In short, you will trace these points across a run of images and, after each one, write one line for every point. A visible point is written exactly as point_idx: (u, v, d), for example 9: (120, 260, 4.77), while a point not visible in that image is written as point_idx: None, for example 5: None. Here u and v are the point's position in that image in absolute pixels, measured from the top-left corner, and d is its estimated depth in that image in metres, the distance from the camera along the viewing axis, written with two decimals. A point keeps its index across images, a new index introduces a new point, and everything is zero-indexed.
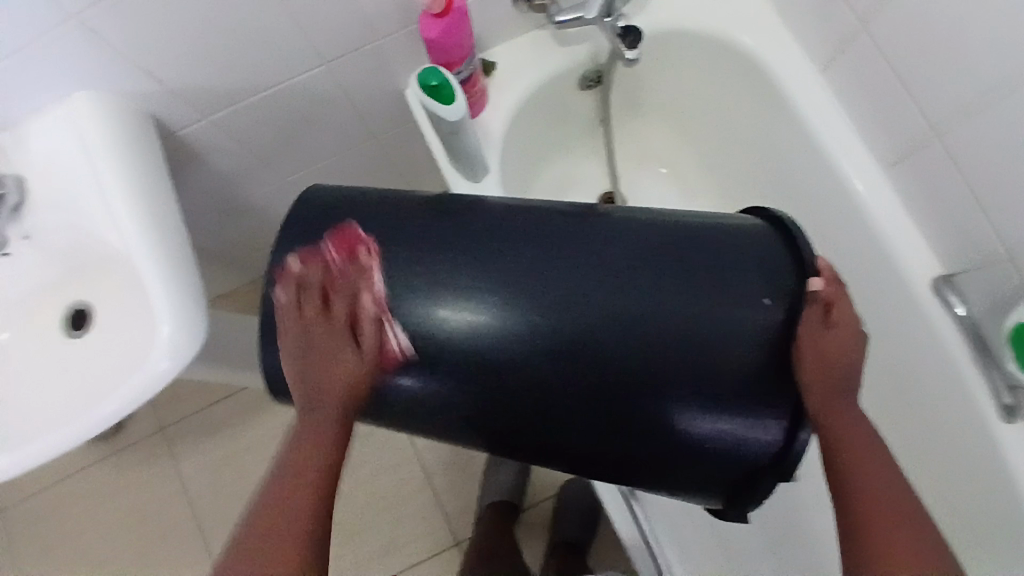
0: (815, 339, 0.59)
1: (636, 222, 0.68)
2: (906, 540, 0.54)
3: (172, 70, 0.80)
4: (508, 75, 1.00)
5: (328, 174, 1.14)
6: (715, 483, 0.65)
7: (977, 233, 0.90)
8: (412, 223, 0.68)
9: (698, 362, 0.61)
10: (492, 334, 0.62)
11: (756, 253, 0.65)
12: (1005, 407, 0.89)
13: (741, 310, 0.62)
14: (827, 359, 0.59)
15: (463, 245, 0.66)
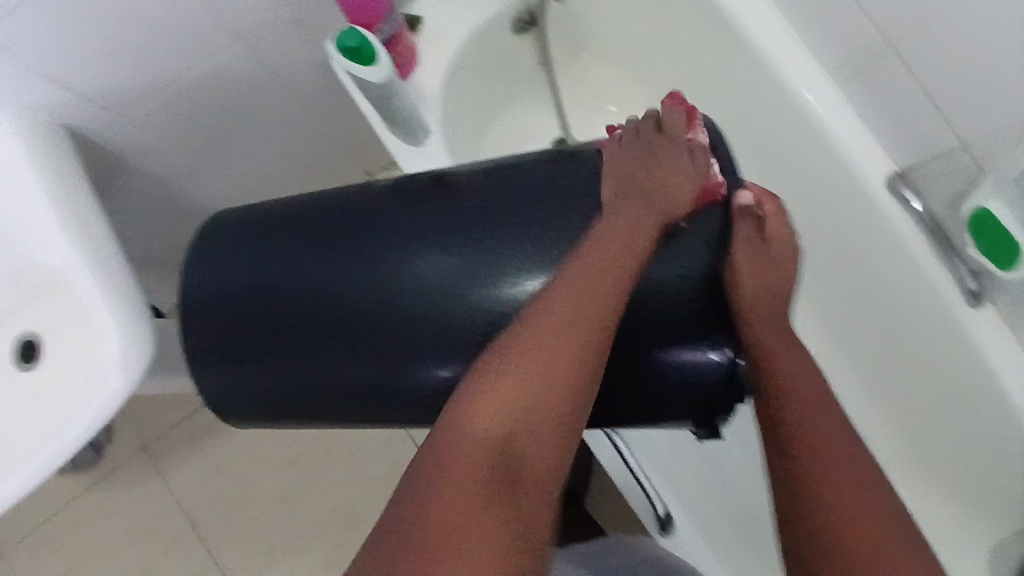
0: (745, 257, 0.66)
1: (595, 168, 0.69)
2: (853, 484, 0.56)
3: (81, 75, 0.77)
4: (437, 28, 0.96)
5: (271, 158, 1.12)
6: (685, 412, 0.69)
7: (928, 124, 0.89)
8: (363, 207, 0.71)
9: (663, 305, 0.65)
10: None
11: (688, 172, 0.68)
12: (970, 292, 0.92)
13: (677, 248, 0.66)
14: (758, 276, 0.66)
15: (442, 223, 0.68)
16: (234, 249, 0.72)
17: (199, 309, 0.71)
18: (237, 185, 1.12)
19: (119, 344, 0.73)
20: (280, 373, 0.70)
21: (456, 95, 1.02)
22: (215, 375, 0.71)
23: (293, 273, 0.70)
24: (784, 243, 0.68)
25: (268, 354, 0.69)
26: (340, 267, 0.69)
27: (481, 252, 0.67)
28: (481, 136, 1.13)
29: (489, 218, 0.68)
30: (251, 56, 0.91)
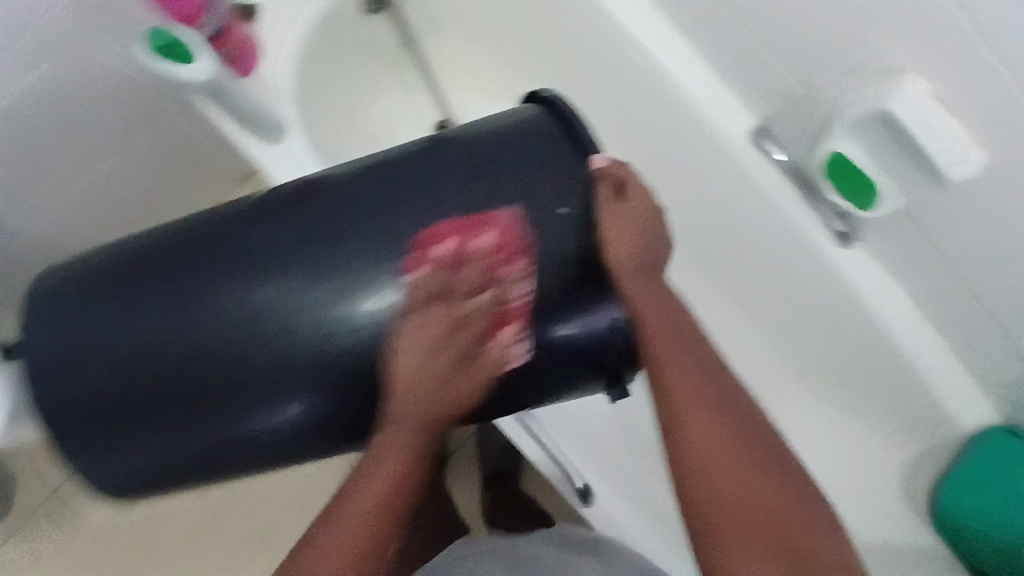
0: (613, 224, 0.64)
1: (442, 153, 0.67)
2: (723, 411, 0.56)
3: None
4: (277, 13, 0.90)
5: (127, 171, 1.04)
6: (585, 373, 0.71)
7: (778, 75, 0.91)
8: (211, 234, 0.67)
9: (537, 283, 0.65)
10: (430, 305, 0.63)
11: (540, 147, 0.67)
12: (838, 234, 0.97)
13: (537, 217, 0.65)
14: (626, 239, 0.64)
15: (292, 244, 0.65)
16: (80, 304, 0.66)
17: (46, 378, 0.65)
18: (89, 207, 1.03)
19: None
20: (166, 434, 0.65)
21: (312, 83, 0.97)
22: (95, 458, 0.67)
23: (153, 322, 0.64)
24: (640, 195, 0.66)
25: (147, 415, 0.64)
26: (202, 306, 0.64)
27: (354, 262, 0.63)
28: (353, 125, 1.09)
29: (356, 224, 0.64)
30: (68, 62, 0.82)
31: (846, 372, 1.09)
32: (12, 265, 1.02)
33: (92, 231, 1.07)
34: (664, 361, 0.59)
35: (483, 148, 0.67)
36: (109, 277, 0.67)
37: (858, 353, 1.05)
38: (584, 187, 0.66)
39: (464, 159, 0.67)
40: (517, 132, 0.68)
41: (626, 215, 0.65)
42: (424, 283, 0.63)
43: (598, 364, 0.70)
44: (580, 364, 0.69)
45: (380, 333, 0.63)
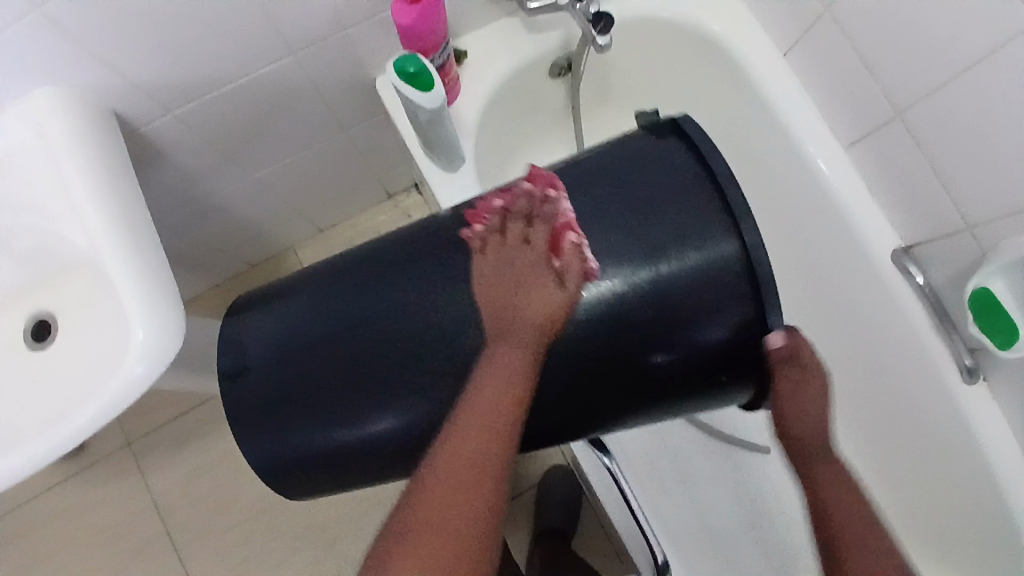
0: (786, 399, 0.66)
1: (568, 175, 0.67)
2: None
3: (135, 64, 0.79)
4: (479, 61, 1.01)
5: (300, 170, 1.15)
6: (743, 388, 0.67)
7: (936, 207, 0.94)
8: (339, 270, 0.73)
9: (680, 315, 0.62)
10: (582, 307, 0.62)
11: (684, 166, 0.64)
12: (967, 369, 0.96)
13: (681, 254, 0.61)
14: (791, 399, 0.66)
15: (411, 268, 0.67)
16: (252, 329, 0.74)
17: (235, 391, 0.73)
18: (257, 193, 1.15)
19: (145, 331, 0.72)
20: (305, 435, 0.69)
21: (488, 127, 1.07)
22: (256, 450, 0.72)
23: (318, 332, 0.69)
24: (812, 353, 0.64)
25: (293, 415, 0.69)
26: (330, 313, 0.69)
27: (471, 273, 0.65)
28: (504, 171, 1.18)
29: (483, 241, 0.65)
30: (298, 70, 0.93)
31: (939, 510, 1.06)
32: (182, 237, 1.14)
33: (250, 212, 1.19)
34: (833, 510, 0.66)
35: (617, 175, 0.65)
36: (264, 307, 0.75)
37: (958, 493, 1.02)
38: (720, 225, 0.62)
39: (598, 183, 0.65)
40: (654, 156, 0.65)
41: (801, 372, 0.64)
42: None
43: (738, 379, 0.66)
44: (711, 379, 0.65)
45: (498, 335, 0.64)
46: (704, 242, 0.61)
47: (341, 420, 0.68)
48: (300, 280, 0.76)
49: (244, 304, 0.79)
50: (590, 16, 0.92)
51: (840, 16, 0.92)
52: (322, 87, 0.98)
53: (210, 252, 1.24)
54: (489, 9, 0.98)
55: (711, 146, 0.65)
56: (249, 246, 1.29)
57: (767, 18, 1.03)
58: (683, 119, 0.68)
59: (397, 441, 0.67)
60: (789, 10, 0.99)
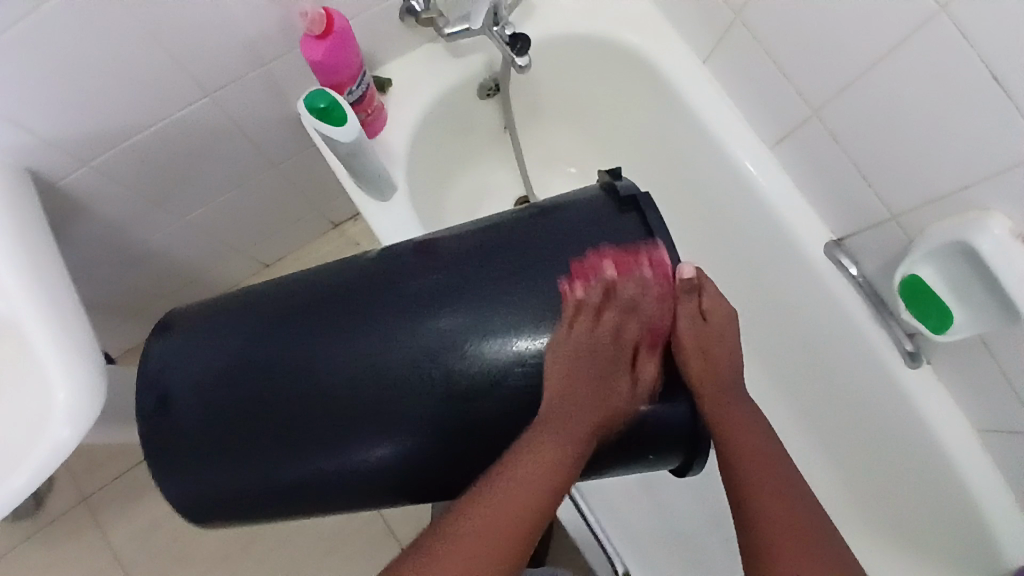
0: (708, 341, 0.66)
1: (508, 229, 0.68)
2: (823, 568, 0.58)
3: (44, 119, 0.77)
4: (404, 89, 1.01)
5: (233, 209, 1.13)
6: (665, 453, 0.68)
7: (860, 200, 0.96)
8: (262, 304, 0.70)
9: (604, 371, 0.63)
10: (506, 366, 0.62)
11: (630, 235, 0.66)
12: (907, 354, 0.98)
13: None
14: (707, 341, 0.66)
15: (342, 314, 0.65)
16: (162, 360, 0.69)
17: (146, 416, 0.67)
18: (191, 235, 1.12)
19: (66, 394, 0.70)
20: (230, 473, 0.65)
21: (420, 152, 1.07)
22: (170, 488, 0.67)
23: (234, 370, 0.66)
24: (719, 308, 0.67)
25: (215, 460, 0.65)
26: (259, 359, 0.66)
27: (416, 320, 0.63)
28: (442, 194, 1.18)
29: (432, 289, 0.64)
30: (219, 111, 0.92)
31: (895, 495, 1.07)
32: (113, 286, 1.11)
33: (186, 256, 1.16)
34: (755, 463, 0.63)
35: (556, 234, 0.66)
36: (171, 341, 0.70)
37: (910, 475, 1.04)
38: None
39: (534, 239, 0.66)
40: (596, 221, 0.67)
41: (707, 321, 0.66)
42: (488, 344, 0.62)
43: (677, 442, 0.67)
44: (643, 442, 0.66)
45: (448, 389, 0.62)
46: None
47: (253, 465, 0.65)
48: (217, 306, 0.72)
49: (171, 322, 0.72)
50: (506, 39, 0.92)
51: (749, 20, 0.94)
52: (246, 125, 0.97)
53: (150, 297, 1.21)
54: (408, 36, 0.98)
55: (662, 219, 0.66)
56: (191, 288, 1.27)
57: (684, 25, 1.05)
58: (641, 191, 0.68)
59: (330, 483, 0.65)
60: (703, 16, 1.01)
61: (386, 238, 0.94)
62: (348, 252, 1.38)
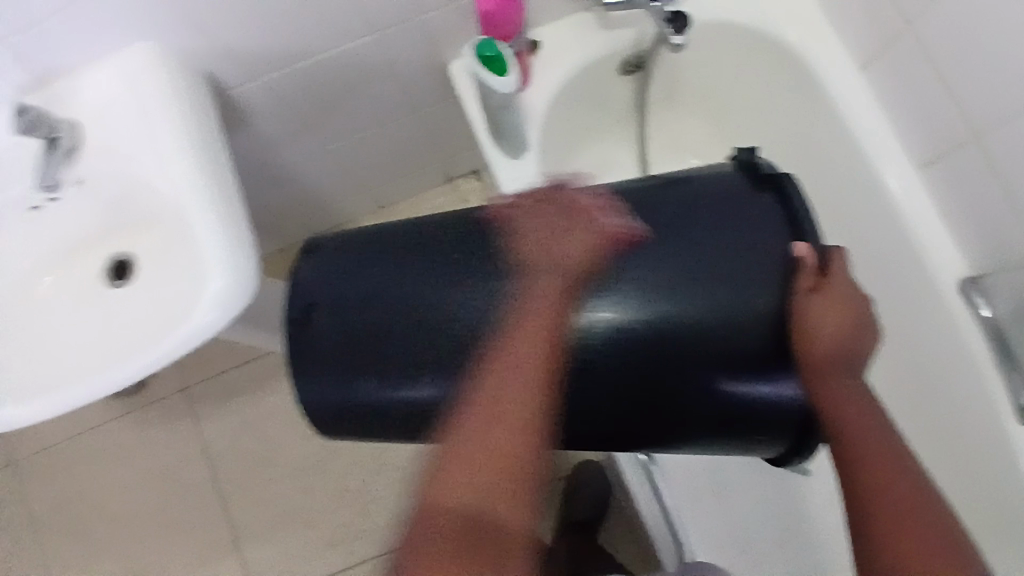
0: (821, 318, 0.63)
1: (650, 197, 0.70)
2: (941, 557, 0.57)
3: (232, 30, 0.85)
4: (551, 54, 1.03)
5: (369, 145, 1.19)
6: (775, 437, 0.70)
7: (1006, 236, 0.91)
8: (405, 230, 0.74)
9: (727, 347, 0.65)
10: (626, 327, 0.65)
11: (769, 215, 0.67)
12: (1020, 408, 0.93)
13: (747, 292, 0.64)
14: (825, 320, 0.63)
15: (479, 251, 0.69)
16: (309, 276, 0.73)
17: (296, 327, 0.72)
18: (326, 164, 1.20)
19: (220, 280, 0.77)
20: (351, 382, 0.70)
21: (553, 118, 1.09)
22: (313, 393, 0.71)
23: (377, 295, 0.70)
24: (839, 282, 0.65)
25: (339, 371, 0.70)
26: (390, 288, 0.70)
27: (553, 269, 0.67)
28: (563, 163, 1.20)
29: (577, 243, 0.68)
30: (379, 49, 0.97)
31: None
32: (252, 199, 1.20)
33: (316, 183, 1.24)
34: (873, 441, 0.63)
35: (699, 206, 0.68)
36: (319, 259, 0.74)
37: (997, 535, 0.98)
38: (777, 274, 0.65)
39: (677, 208, 0.68)
40: (735, 198, 0.68)
41: (824, 296, 0.64)
42: (601, 304, 0.65)
43: (777, 432, 0.69)
44: (754, 424, 0.68)
45: (576, 339, 0.65)
46: (769, 286, 0.64)
47: (386, 380, 0.69)
48: (356, 233, 0.76)
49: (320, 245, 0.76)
50: (666, 15, 0.93)
51: (920, 31, 0.90)
52: (399, 67, 1.02)
53: (276, 216, 1.30)
54: (566, 2, 1.00)
55: (804, 203, 0.68)
56: (315, 215, 1.36)
57: (846, 29, 1.02)
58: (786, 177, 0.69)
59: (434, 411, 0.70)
60: (869, 21, 0.97)
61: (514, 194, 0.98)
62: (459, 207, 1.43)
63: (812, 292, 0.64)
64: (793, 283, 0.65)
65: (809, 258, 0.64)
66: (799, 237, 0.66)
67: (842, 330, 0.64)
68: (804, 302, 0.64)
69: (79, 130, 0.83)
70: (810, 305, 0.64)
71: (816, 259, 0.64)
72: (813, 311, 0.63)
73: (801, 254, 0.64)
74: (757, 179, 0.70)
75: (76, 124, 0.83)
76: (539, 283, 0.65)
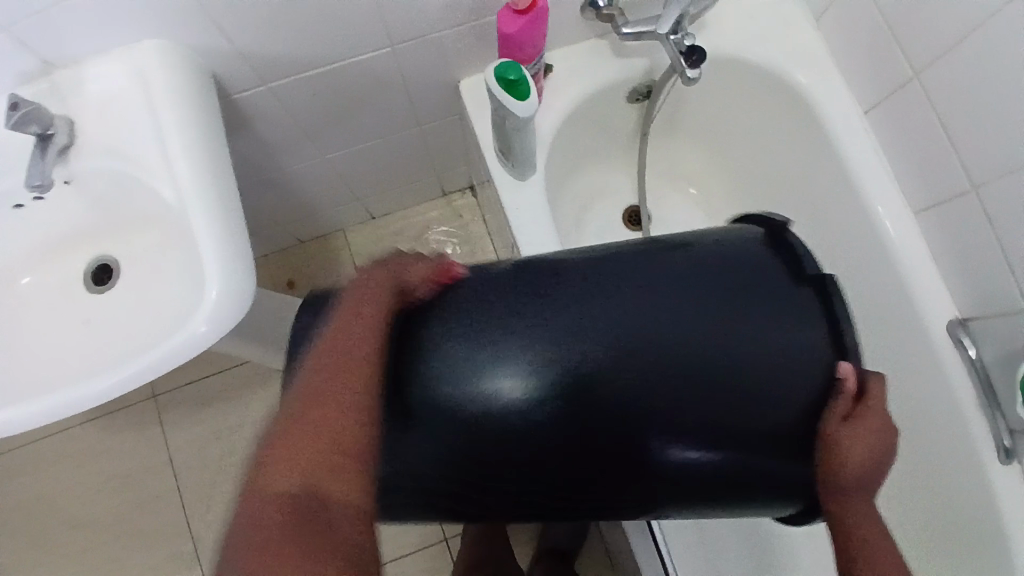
0: (856, 444, 0.60)
1: (661, 254, 0.64)
2: None
3: (245, 33, 0.82)
4: (564, 79, 1.03)
5: (370, 156, 1.17)
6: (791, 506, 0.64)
7: (998, 286, 0.93)
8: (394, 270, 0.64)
9: (745, 417, 0.57)
10: (543, 397, 0.56)
11: (803, 277, 0.63)
12: (1003, 449, 0.95)
13: (784, 349, 0.59)
14: (854, 448, 0.60)
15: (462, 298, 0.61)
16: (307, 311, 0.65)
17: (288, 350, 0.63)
18: (324, 172, 1.17)
19: (217, 293, 0.73)
20: None
21: (559, 140, 1.09)
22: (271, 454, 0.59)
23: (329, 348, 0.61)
24: (872, 409, 0.62)
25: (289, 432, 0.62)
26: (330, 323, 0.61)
27: (478, 337, 0.58)
28: (563, 185, 1.20)
29: (507, 307, 0.59)
30: (393, 62, 0.95)
31: None
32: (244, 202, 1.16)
33: (310, 191, 1.21)
34: (859, 526, 0.63)
35: (727, 266, 0.63)
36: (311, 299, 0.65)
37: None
38: (819, 344, 0.59)
39: (693, 270, 0.62)
40: (765, 257, 0.64)
41: (855, 426, 0.61)
42: (500, 374, 0.56)
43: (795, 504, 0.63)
44: (777, 497, 0.62)
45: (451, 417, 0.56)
46: (805, 348, 0.59)
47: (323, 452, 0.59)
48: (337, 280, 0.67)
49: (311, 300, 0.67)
50: (683, 48, 0.93)
51: (927, 82, 0.93)
52: (410, 80, 1.01)
53: (266, 220, 1.26)
54: (582, 27, 1.00)
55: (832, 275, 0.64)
56: (306, 222, 1.32)
57: (852, 74, 1.04)
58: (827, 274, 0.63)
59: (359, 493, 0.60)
60: (876, 68, 0.99)
61: (520, 218, 0.97)
62: (452, 223, 1.41)
63: (846, 419, 0.60)
64: (830, 399, 0.60)
65: (850, 377, 0.59)
66: (840, 352, 0.60)
67: (868, 459, 0.61)
68: (840, 431, 0.60)
69: (74, 127, 0.78)
70: (843, 431, 0.60)
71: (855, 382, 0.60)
72: (843, 439, 0.60)
73: (845, 375, 0.59)
74: (799, 271, 0.63)
75: (68, 120, 0.77)
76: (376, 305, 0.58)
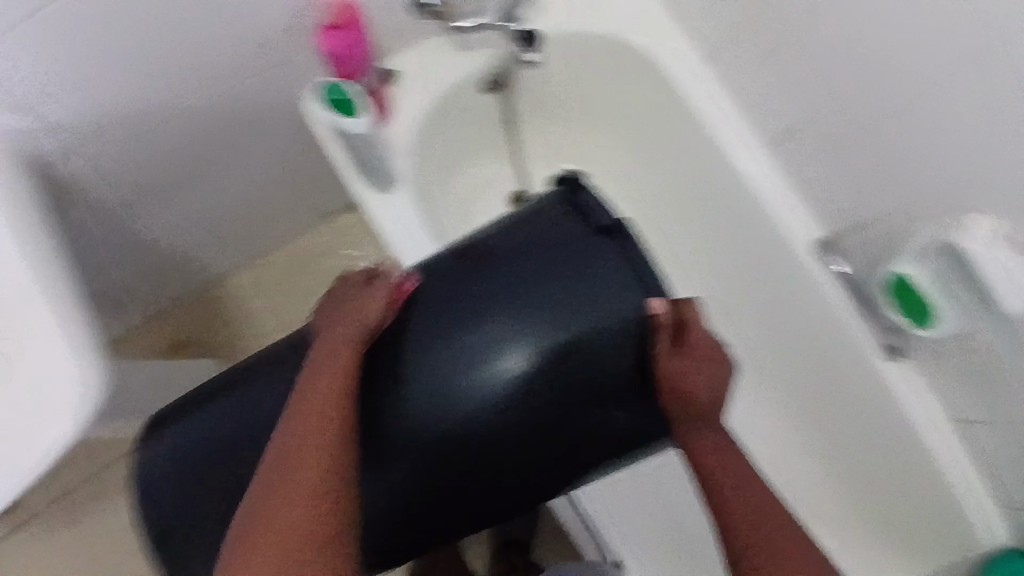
0: (687, 369, 0.69)
1: (507, 258, 0.75)
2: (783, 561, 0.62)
3: (46, 101, 0.76)
4: (409, 81, 1.01)
5: (230, 196, 1.11)
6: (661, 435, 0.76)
7: (850, 200, 1.00)
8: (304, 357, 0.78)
9: (595, 372, 0.71)
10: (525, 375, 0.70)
11: (608, 251, 0.73)
12: (888, 346, 1.02)
13: (608, 313, 0.70)
14: (686, 372, 0.69)
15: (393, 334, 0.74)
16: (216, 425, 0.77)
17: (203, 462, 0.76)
18: (182, 223, 1.10)
19: (72, 379, 0.67)
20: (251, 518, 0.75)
21: (422, 143, 1.07)
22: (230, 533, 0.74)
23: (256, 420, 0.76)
24: (701, 340, 0.70)
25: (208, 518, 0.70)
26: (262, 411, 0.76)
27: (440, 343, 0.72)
28: (439, 184, 1.18)
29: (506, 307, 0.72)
30: (223, 97, 0.91)
31: (873, 481, 1.13)
32: (98, 272, 1.08)
33: (174, 242, 1.14)
34: (714, 456, 0.69)
35: (560, 252, 0.74)
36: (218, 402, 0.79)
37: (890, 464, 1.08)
38: (632, 296, 0.71)
39: (546, 259, 0.74)
40: (567, 238, 0.75)
41: (681, 355, 0.69)
42: (501, 358, 0.70)
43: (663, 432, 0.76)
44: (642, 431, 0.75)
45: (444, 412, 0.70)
46: (624, 304, 0.70)
47: None
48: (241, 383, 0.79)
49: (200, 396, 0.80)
50: (517, 34, 0.94)
51: (748, 24, 0.98)
52: (248, 111, 0.96)
53: (138, 284, 1.18)
54: (414, 27, 0.99)
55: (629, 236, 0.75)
56: (182, 277, 1.25)
57: (682, 26, 1.08)
58: (612, 219, 0.75)
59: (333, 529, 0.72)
60: (701, 17, 1.04)
61: (393, 230, 0.94)
62: (340, 245, 1.36)
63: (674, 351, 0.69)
64: (649, 337, 0.70)
65: (663, 312, 0.69)
66: (645, 290, 0.71)
67: (707, 385, 0.69)
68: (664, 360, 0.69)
69: None
70: (673, 361, 0.69)
71: (669, 314, 0.69)
72: (678, 367, 0.69)
73: (656, 309, 0.69)
74: (592, 224, 0.76)
75: None
76: (334, 340, 0.72)
